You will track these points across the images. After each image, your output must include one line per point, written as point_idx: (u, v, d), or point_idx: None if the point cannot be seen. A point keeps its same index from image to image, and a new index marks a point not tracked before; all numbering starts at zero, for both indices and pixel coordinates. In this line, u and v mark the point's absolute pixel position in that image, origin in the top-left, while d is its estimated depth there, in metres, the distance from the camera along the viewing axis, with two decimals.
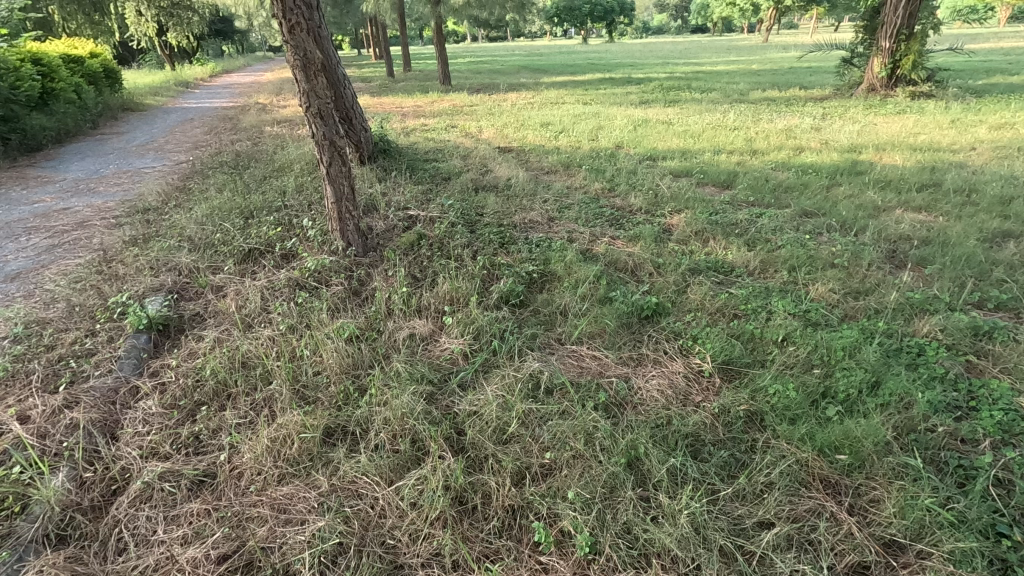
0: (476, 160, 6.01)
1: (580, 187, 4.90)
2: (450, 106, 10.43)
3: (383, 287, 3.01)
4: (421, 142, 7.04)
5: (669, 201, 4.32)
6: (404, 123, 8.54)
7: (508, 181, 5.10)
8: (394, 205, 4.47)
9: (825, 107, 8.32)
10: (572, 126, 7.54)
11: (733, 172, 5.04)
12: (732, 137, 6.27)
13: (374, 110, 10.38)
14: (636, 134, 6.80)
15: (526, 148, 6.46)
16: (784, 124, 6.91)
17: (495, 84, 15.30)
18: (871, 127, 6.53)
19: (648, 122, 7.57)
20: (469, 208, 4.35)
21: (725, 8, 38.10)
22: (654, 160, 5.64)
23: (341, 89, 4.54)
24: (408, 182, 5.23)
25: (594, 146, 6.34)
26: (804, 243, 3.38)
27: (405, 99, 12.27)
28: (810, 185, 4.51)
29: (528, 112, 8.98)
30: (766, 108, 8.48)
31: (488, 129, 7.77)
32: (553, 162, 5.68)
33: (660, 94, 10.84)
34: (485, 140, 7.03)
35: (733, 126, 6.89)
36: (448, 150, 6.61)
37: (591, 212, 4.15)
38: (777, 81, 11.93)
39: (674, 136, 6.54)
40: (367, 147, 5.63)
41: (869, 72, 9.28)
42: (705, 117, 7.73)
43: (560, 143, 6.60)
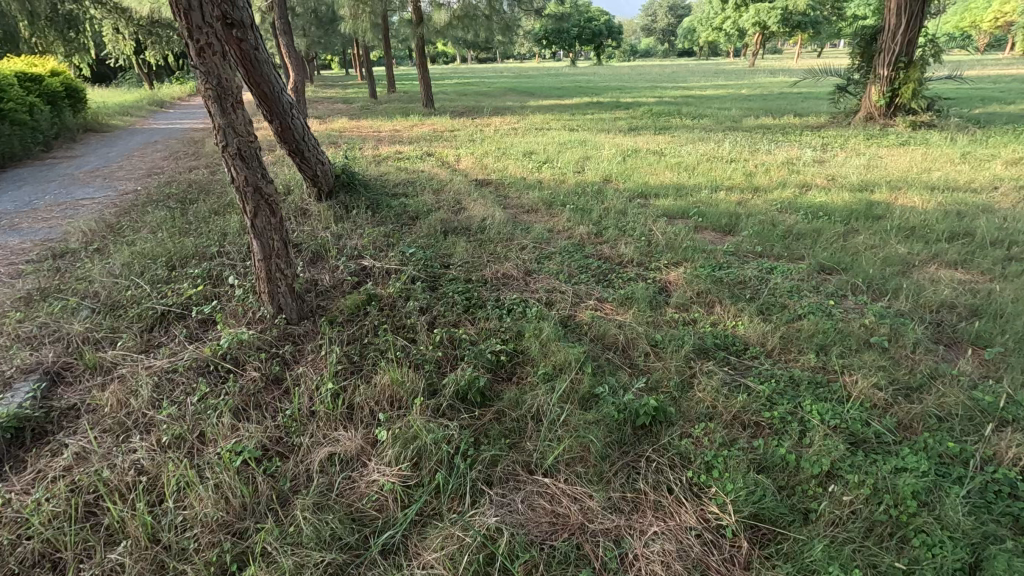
0: (449, 196, 5.44)
1: (564, 230, 4.33)
2: (430, 132, 9.91)
3: (311, 374, 2.39)
4: (391, 173, 6.45)
5: (663, 250, 3.76)
6: (378, 150, 7.97)
7: (483, 222, 4.53)
8: (347, 253, 3.87)
9: (824, 137, 7.88)
10: (556, 156, 7.01)
11: (734, 214, 4.50)
12: (729, 171, 5.77)
13: (349, 135, 9.84)
14: (625, 166, 6.29)
15: (506, 181, 5.91)
16: (784, 156, 6.44)
17: (480, 107, 14.86)
18: (877, 162, 6.06)
19: (638, 153, 7.07)
20: (434, 258, 3.75)
21: (711, 33, 38.40)
22: (646, 198, 5.10)
23: (289, 119, 3.95)
24: (369, 222, 4.63)
25: (579, 179, 5.80)
26: (827, 312, 2.82)
27: (384, 123, 11.74)
28: (823, 231, 3.98)
29: (511, 139, 8.48)
30: (761, 137, 8.03)
31: (466, 158, 7.23)
32: (533, 199, 5.12)
33: (650, 120, 10.41)
34: (461, 172, 6.47)
35: (730, 158, 6.40)
36: (420, 182, 6.04)
37: (576, 264, 3.57)
38: (770, 108, 11.57)
39: (666, 170, 6.02)
40: (325, 183, 5.08)
41: (866, 100, 8.90)
42: (698, 147, 7.25)
43: (543, 176, 6.05)
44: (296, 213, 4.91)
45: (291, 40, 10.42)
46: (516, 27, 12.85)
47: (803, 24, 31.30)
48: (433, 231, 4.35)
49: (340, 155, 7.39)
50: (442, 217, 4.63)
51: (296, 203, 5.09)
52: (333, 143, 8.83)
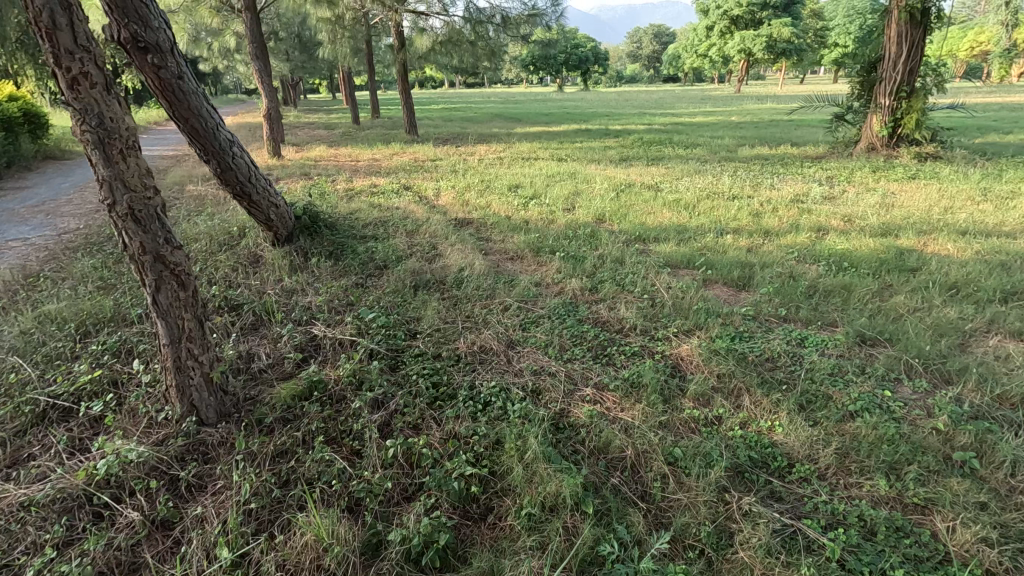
0: (424, 239, 4.86)
1: (553, 284, 3.76)
2: (411, 162, 9.38)
3: (213, 521, 1.77)
4: (364, 209, 5.88)
5: (671, 313, 3.19)
6: (351, 182, 7.40)
7: (460, 273, 3.94)
8: (296, 318, 3.25)
9: (826, 170, 7.46)
10: (543, 190, 6.47)
11: (746, 264, 3.96)
12: (733, 211, 5.25)
13: (325, 164, 9.28)
14: (619, 202, 5.76)
15: (488, 220, 5.34)
16: (789, 193, 5.96)
17: (465, 133, 14.43)
18: (891, 199, 5.59)
19: (631, 187, 6.56)
20: (398, 324, 3.15)
21: (695, 59, 38.75)
22: (644, 243, 4.55)
23: (229, 159, 3.35)
24: (330, 274, 4.03)
25: (569, 219, 5.26)
26: (885, 407, 2.25)
27: (364, 151, 11.23)
28: (853, 288, 3.44)
29: (496, 171, 7.96)
30: (760, 169, 7.59)
31: (446, 193, 6.68)
32: (519, 243, 4.56)
33: (641, 149, 9.98)
34: (439, 209, 5.90)
35: (732, 194, 5.90)
36: (393, 221, 5.46)
37: (568, 332, 2.99)
38: (764, 136, 11.21)
39: (664, 208, 5.49)
40: (283, 228, 4.49)
41: (867, 130, 8.52)
42: (696, 180, 6.78)
43: (529, 214, 5.50)
44: (247, 262, 4.29)
45: (265, 65, 9.87)
46: (502, 54, 12.42)
47: (788, 51, 31.54)
48: (401, 285, 3.75)
49: (309, 188, 6.80)
50: (412, 267, 4.04)
51: (249, 250, 4.48)
52: (305, 173, 8.25)
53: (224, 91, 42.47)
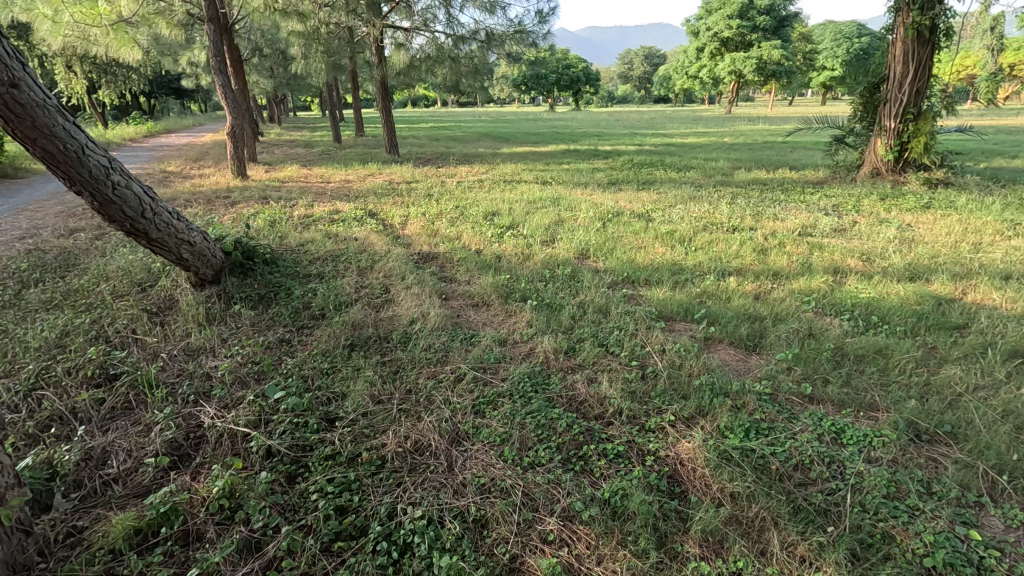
0: (376, 279, 4.16)
1: (521, 344, 3.07)
2: (384, 184, 8.74)
3: None
4: (318, 239, 5.21)
5: (666, 390, 2.51)
6: (312, 207, 6.71)
7: (409, 328, 3.24)
8: (184, 394, 2.53)
9: (831, 198, 6.88)
10: (521, 219, 5.80)
11: (755, 317, 3.29)
12: (734, 247, 4.61)
13: (291, 186, 8.63)
14: (605, 234, 5.11)
15: (454, 255, 4.67)
16: (794, 225, 5.34)
17: (449, 153, 13.85)
18: (910, 232, 4.97)
19: (619, 215, 5.93)
20: (314, 404, 2.44)
21: (685, 81, 38.71)
22: (632, 287, 3.89)
23: (109, 190, 2.65)
24: (252, 327, 3.32)
25: (547, 254, 4.60)
26: (975, 561, 1.58)
27: (338, 171, 10.59)
28: (891, 354, 2.76)
29: (474, 195, 7.32)
30: (759, 196, 7.00)
31: (414, 221, 6.01)
32: (486, 284, 3.87)
33: (631, 172, 9.40)
34: (402, 241, 5.21)
35: (731, 226, 5.27)
36: (347, 255, 4.77)
37: (533, 420, 2.29)
38: (760, 159, 10.69)
39: (655, 242, 4.84)
40: (209, 270, 3.77)
41: (871, 154, 7.98)
42: (690, 208, 6.16)
43: (502, 248, 4.82)
44: (157, 310, 3.56)
45: (228, 79, 9.21)
46: (486, 71, 11.87)
47: (778, 73, 31.43)
48: (333, 343, 3.04)
49: (262, 215, 6.11)
50: (353, 319, 3.33)
51: (164, 294, 3.75)
52: (265, 196, 7.56)
53: (213, 109, 41.84)
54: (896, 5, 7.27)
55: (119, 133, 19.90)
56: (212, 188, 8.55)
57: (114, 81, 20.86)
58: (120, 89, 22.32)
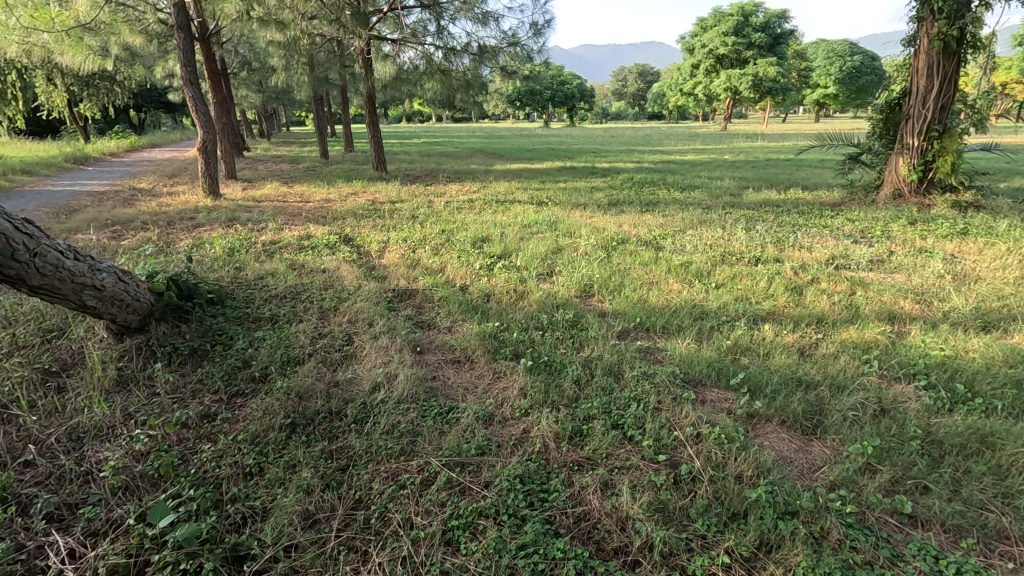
0: (340, 324, 3.47)
1: (513, 423, 2.39)
2: (367, 204, 8.10)
3: None
4: (281, 271, 4.53)
5: (711, 507, 1.83)
6: (281, 231, 6.03)
7: (368, 400, 2.54)
8: (41, 514, 1.83)
9: (854, 222, 6.28)
10: (515, 247, 5.14)
11: (806, 384, 2.62)
12: (762, 284, 3.95)
13: (266, 206, 7.96)
14: (610, 266, 4.44)
15: (435, 292, 3.98)
16: (824, 255, 4.70)
17: (439, 170, 13.25)
18: (959, 266, 4.34)
19: (624, 242, 5.27)
20: (220, 533, 1.75)
21: (680, 98, 38.55)
22: (647, 338, 3.22)
23: None
24: (171, 395, 2.62)
25: (544, 292, 3.92)
26: None
27: (320, 189, 9.95)
28: (1002, 446, 2.10)
29: (463, 218, 6.66)
30: (775, 220, 6.39)
31: (393, 248, 5.33)
32: (471, 335, 3.19)
33: (632, 192, 8.80)
34: (377, 274, 4.52)
35: (753, 257, 4.61)
36: (309, 292, 4.07)
37: (527, 563, 1.61)
38: (767, 178, 10.13)
39: (669, 277, 4.19)
40: (133, 316, 3.08)
41: (892, 173, 7.39)
42: (703, 234, 5.53)
43: (491, 283, 4.14)
44: (59, 368, 2.87)
45: (199, 90, 8.54)
46: (479, 85, 11.30)
47: (773, 90, 31.26)
48: (267, 423, 2.35)
49: (220, 242, 5.40)
50: (299, 385, 2.63)
51: (73, 345, 3.04)
52: (232, 218, 6.86)
53: None
54: (918, 14, 6.73)
55: (99, 147, 19.18)
56: (178, 208, 7.84)
57: (95, 95, 20.17)
58: (102, 103, 21.63)
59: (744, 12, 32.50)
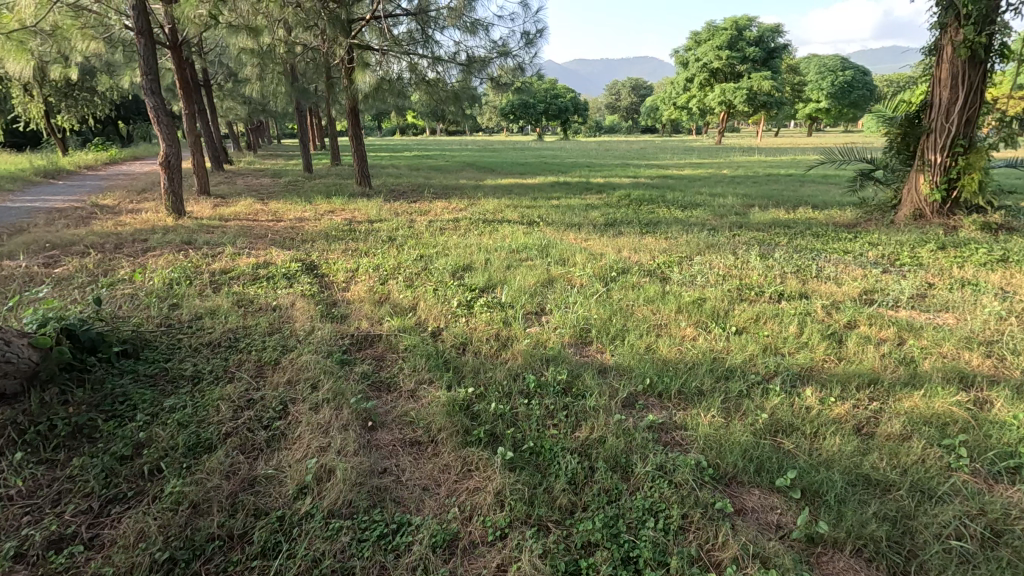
0: (276, 384, 2.78)
1: (483, 555, 1.72)
2: (343, 224, 7.46)
3: None
4: (224, 309, 3.87)
5: None
6: (240, 257, 5.37)
7: (288, 515, 1.86)
8: None
9: (875, 246, 5.70)
10: (500, 277, 4.50)
11: (879, 486, 1.97)
12: (792, 329, 3.31)
13: (232, 227, 7.31)
14: (610, 305, 3.79)
15: (401, 339, 3.31)
16: (857, 289, 4.08)
17: (426, 185, 12.62)
18: (1017, 303, 3.72)
19: (625, 273, 4.63)
20: None
21: (674, 111, 38.36)
22: (659, 407, 2.55)
23: None
24: (19, 506, 1.94)
25: (531, 339, 3.26)
26: None
27: (296, 207, 9.29)
28: None
29: (445, 240, 6.04)
30: (789, 244, 5.79)
31: (361, 279, 4.66)
32: (437, 406, 2.51)
33: (630, 210, 8.21)
34: (336, 314, 3.84)
35: (775, 293, 3.99)
36: (251, 338, 3.39)
37: None
38: (772, 195, 9.57)
39: (680, 319, 3.56)
40: (6, 381, 2.39)
41: (911, 192, 6.81)
42: (712, 262, 4.91)
43: (469, 327, 3.48)
44: None
45: (162, 100, 7.88)
46: (469, 97, 10.74)
47: (768, 104, 31.03)
48: (134, 559, 1.67)
49: (163, 271, 4.72)
50: (196, 490, 1.96)
51: None
52: (189, 241, 6.17)
53: None
54: (940, 21, 6.21)
55: (75, 159, 18.49)
56: (134, 228, 7.14)
57: (73, 106, 19.41)
58: (80, 115, 20.86)
59: (737, 26, 32.34)
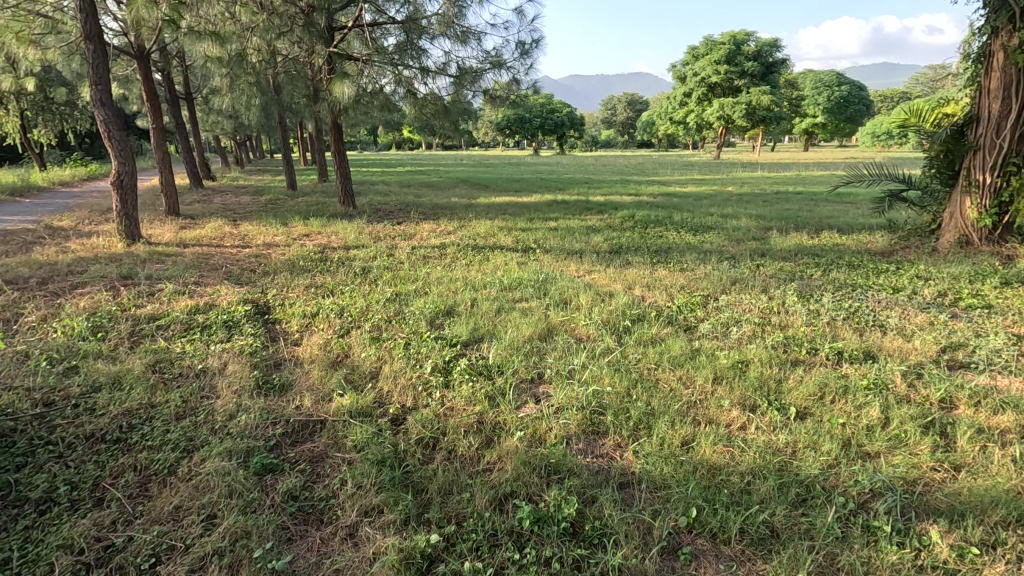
0: (156, 517, 1.92)
1: None
2: (315, 250, 6.65)
3: None
4: (132, 375, 3.02)
5: None
6: (181, 296, 4.54)
7: None
8: None
9: (925, 281, 4.91)
10: (487, 328, 3.68)
11: None
12: (875, 413, 2.48)
13: (189, 254, 6.48)
14: (626, 372, 2.96)
15: (350, 430, 2.46)
16: (933, 346, 3.26)
17: (415, 203, 11.85)
18: None
19: (640, 321, 3.81)
20: None
21: (669, 126, 37.94)
22: (716, 563, 1.72)
23: None
24: None
25: (525, 431, 2.42)
26: None
27: (269, 230, 8.47)
28: None
29: (426, 273, 5.23)
30: (825, 279, 4.99)
31: (318, 328, 3.82)
32: (381, 569, 1.66)
33: (635, 234, 7.43)
34: (275, 383, 3.00)
35: (832, 352, 3.18)
36: (150, 425, 2.53)
37: None
38: (788, 216, 8.81)
39: (719, 394, 2.74)
40: None
41: (955, 217, 6.07)
42: (742, 306, 4.11)
43: (445, 410, 2.64)
44: None
45: (113, 111, 7.06)
46: (462, 111, 10.01)
47: (766, 118, 30.54)
48: None
49: (77, 318, 3.86)
50: None
51: None
52: (129, 274, 5.32)
53: None
54: (991, 25, 5.50)
55: (50, 174, 17.69)
56: (76, 257, 6.29)
57: (50, 120, 18.57)
58: (59, 128, 20.05)
59: (735, 40, 31.94)
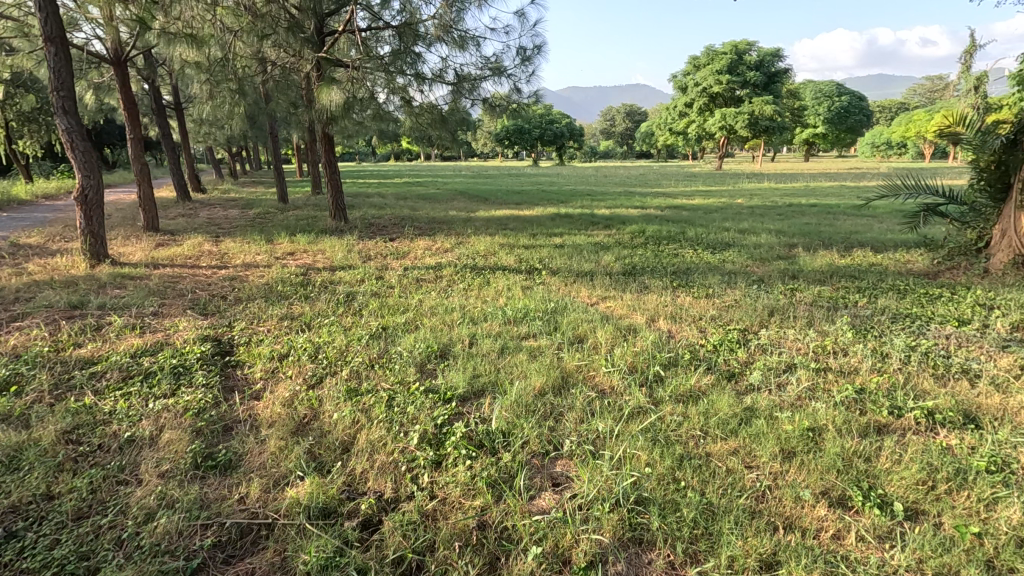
0: None
1: None
2: (297, 272, 6.01)
3: None
4: (37, 447, 2.38)
5: None
6: (132, 331, 3.89)
7: None
8: None
9: (989, 310, 4.28)
10: (489, 377, 3.03)
11: None
12: (1017, 516, 1.83)
13: (158, 277, 5.86)
14: (668, 445, 2.31)
15: (303, 543, 1.81)
16: None
17: (411, 217, 11.23)
18: None
19: (674, 367, 3.16)
20: None
21: (670, 136, 37.43)
22: None
23: None
24: None
25: (543, 546, 1.77)
26: None
27: (252, 247, 7.85)
28: None
29: (418, 301, 4.60)
30: (874, 307, 4.36)
31: (286, 376, 3.17)
32: None
33: (649, 252, 6.81)
34: (219, 458, 2.34)
35: (921, 413, 2.53)
36: (36, 531, 1.87)
37: None
38: (810, 231, 8.21)
39: (793, 480, 2.08)
40: None
41: (1008, 235, 5.45)
42: (789, 345, 3.47)
43: (433, 506, 1.99)
44: None
45: (77, 120, 6.44)
46: (460, 120, 9.41)
47: (769, 128, 30.10)
48: None
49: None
50: None
51: None
52: (81, 303, 4.68)
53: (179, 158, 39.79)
54: None
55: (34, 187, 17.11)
56: (30, 280, 5.66)
57: (36, 131, 17.95)
58: (47, 139, 19.49)
59: (737, 50, 31.65)
